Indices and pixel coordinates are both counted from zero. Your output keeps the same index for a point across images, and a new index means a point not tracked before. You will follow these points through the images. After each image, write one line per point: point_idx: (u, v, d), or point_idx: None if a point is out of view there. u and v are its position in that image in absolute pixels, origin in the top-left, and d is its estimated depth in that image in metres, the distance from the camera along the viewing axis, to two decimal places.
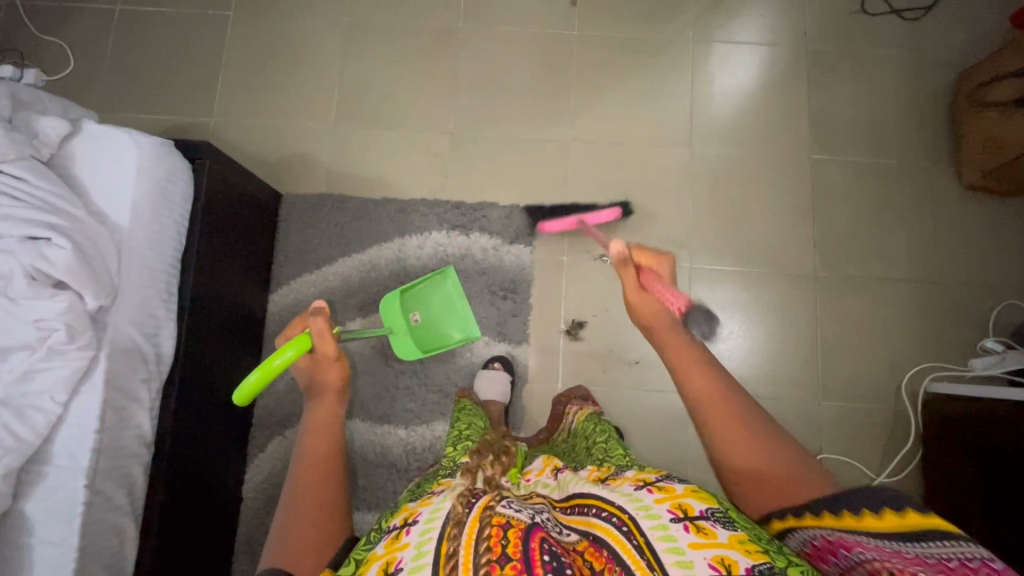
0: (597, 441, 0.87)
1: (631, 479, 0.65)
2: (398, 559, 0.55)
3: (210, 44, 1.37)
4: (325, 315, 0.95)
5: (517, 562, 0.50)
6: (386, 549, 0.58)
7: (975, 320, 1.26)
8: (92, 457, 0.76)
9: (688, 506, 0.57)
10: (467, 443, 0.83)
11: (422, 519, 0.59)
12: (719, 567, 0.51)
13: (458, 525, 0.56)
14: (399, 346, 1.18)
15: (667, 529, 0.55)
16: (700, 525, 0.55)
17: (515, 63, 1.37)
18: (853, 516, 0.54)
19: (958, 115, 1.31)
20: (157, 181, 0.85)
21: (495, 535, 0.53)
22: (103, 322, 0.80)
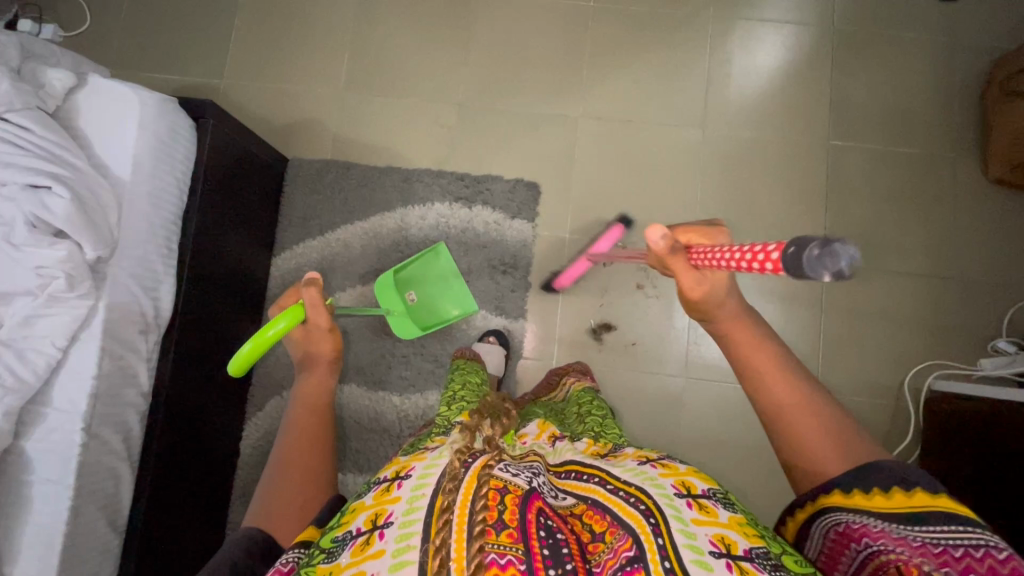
0: (593, 412, 0.87)
1: (633, 456, 0.66)
2: (389, 513, 0.54)
3: (223, 4, 1.37)
4: (319, 286, 0.94)
5: (513, 531, 0.49)
6: (375, 500, 0.57)
7: (988, 320, 1.22)
8: (89, 402, 0.79)
9: (691, 484, 0.58)
10: (463, 405, 0.82)
11: (415, 475, 0.57)
12: (718, 544, 0.51)
13: (455, 480, 0.54)
14: (399, 326, 1.20)
15: (672, 499, 0.55)
16: (702, 504, 0.56)
17: (528, 33, 1.34)
18: (864, 494, 0.55)
19: (989, 104, 1.24)
20: (158, 138, 0.86)
21: (491, 498, 0.52)
22: (103, 273, 0.82)
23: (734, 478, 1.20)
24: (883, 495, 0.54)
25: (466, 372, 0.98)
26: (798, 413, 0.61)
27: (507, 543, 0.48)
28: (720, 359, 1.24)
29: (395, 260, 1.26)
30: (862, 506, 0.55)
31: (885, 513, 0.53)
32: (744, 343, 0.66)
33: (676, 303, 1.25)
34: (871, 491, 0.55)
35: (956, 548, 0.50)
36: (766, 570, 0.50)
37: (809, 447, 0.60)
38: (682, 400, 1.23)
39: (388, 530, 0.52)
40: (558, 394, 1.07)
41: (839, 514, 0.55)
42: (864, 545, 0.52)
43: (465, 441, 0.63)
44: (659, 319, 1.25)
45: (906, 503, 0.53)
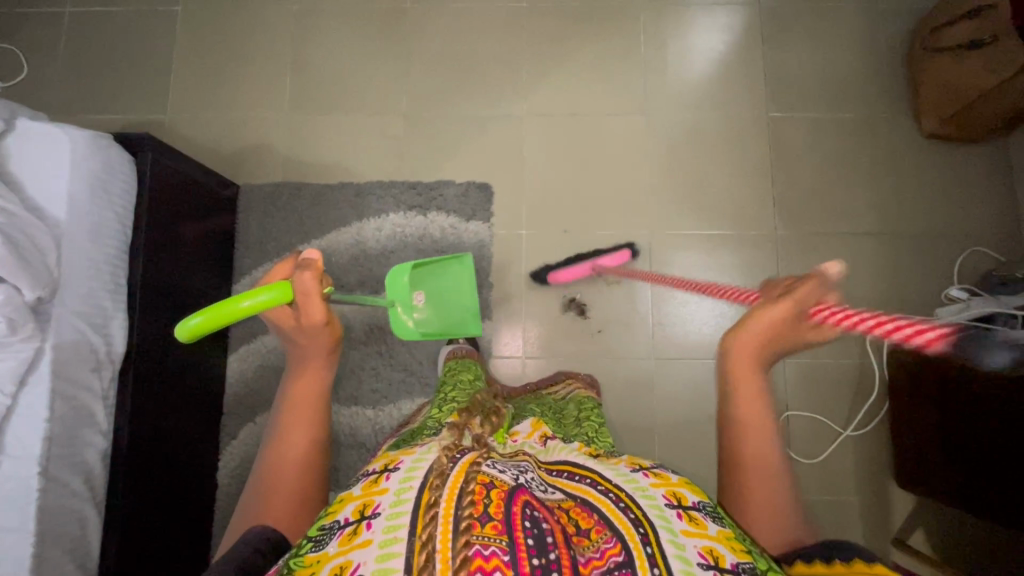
0: (587, 419, 0.83)
1: (625, 461, 0.63)
2: (376, 504, 0.51)
3: (161, 40, 1.37)
4: (316, 272, 0.73)
5: (498, 523, 0.47)
6: (364, 490, 0.54)
7: (940, 270, 1.25)
8: (43, 444, 0.78)
9: (682, 496, 0.56)
10: (453, 406, 0.79)
11: (403, 466, 0.55)
12: (707, 556, 0.49)
13: (442, 476, 0.52)
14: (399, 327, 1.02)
15: (662, 510, 0.53)
16: (692, 516, 0.53)
17: (466, 38, 1.36)
18: (824, 563, 0.51)
19: (914, 63, 1.28)
20: (93, 174, 0.86)
21: (477, 492, 0.50)
22: (46, 313, 0.81)
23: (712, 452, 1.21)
24: (842, 565, 0.50)
25: (460, 371, 0.97)
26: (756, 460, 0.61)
27: (492, 535, 0.46)
28: (687, 337, 1.25)
29: (357, 274, 1.26)
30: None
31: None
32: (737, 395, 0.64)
33: (637, 287, 1.27)
34: (831, 561, 0.51)
35: None
36: None
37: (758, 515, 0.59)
38: (653, 382, 1.24)
39: (375, 522, 0.49)
40: (559, 391, 1.06)
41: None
42: None
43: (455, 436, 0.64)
44: (622, 303, 1.26)
45: (865, 575, 0.48)
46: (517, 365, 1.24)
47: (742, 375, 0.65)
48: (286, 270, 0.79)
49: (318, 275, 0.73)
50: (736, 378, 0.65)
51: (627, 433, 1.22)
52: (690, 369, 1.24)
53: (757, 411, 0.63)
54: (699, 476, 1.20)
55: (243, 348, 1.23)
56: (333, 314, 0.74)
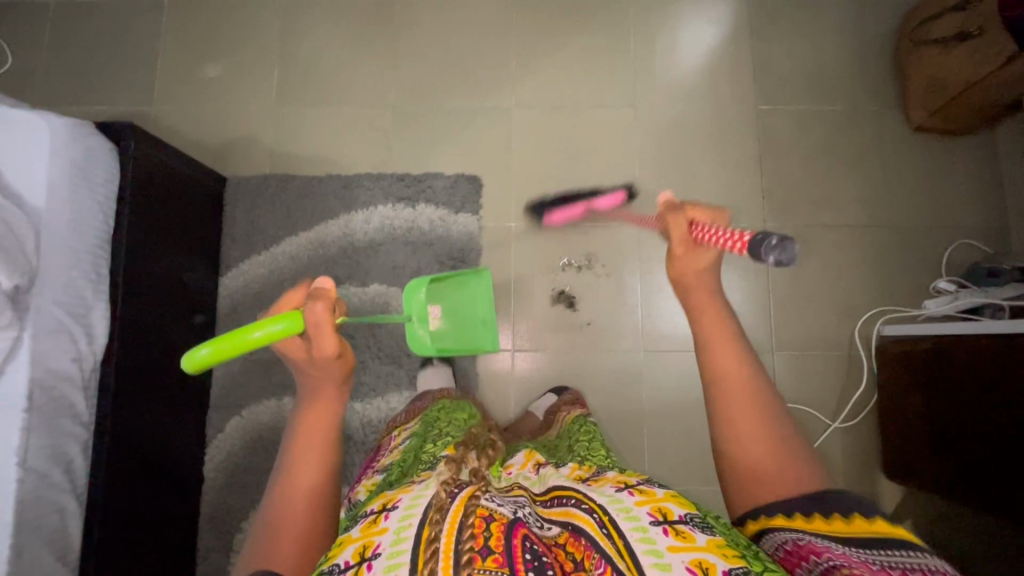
0: (580, 440, 0.83)
1: (612, 480, 0.60)
2: (376, 544, 0.50)
3: (146, 32, 1.36)
4: (328, 302, 0.71)
5: (498, 556, 0.47)
6: (363, 532, 0.53)
7: (928, 263, 1.25)
8: (22, 435, 0.77)
9: (668, 510, 0.53)
10: (447, 440, 0.76)
11: (402, 504, 0.54)
12: (695, 569, 0.47)
13: (441, 510, 0.51)
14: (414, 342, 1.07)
15: (646, 529, 0.50)
16: (678, 529, 0.51)
17: (454, 29, 1.36)
18: (824, 518, 0.52)
19: (902, 56, 1.28)
20: (74, 162, 0.85)
21: (476, 526, 0.49)
22: (24, 303, 0.80)
23: (701, 444, 1.21)
24: (842, 519, 0.51)
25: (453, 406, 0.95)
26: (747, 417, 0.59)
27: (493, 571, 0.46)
28: (676, 330, 1.25)
29: (344, 267, 1.25)
30: (823, 530, 0.51)
31: (845, 538, 0.50)
32: (703, 321, 0.65)
33: (626, 280, 1.26)
34: (831, 515, 0.52)
35: (914, 571, 0.45)
36: None
37: (750, 449, 0.58)
38: (642, 375, 1.24)
39: (375, 563, 0.48)
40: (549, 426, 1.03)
41: (796, 532, 0.52)
42: (825, 560, 0.48)
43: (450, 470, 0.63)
44: (611, 297, 1.26)
45: (866, 528, 0.50)
46: (506, 357, 1.24)
47: (709, 320, 0.65)
48: (299, 298, 0.77)
49: (330, 305, 0.72)
50: (700, 309, 0.65)
51: (616, 425, 1.22)
52: (679, 362, 1.24)
53: (738, 359, 0.62)
54: (688, 468, 1.20)
55: None
56: (345, 345, 0.73)
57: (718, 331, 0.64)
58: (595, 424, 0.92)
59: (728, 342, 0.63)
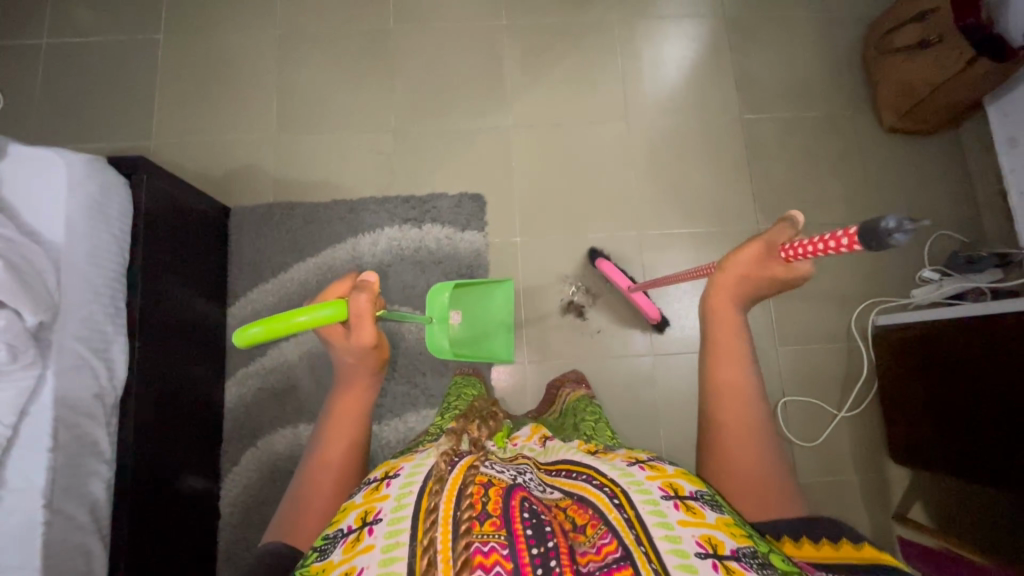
0: (585, 419, 0.79)
1: (623, 455, 0.58)
2: (378, 509, 0.50)
3: (143, 68, 1.37)
4: (372, 294, 0.74)
5: (496, 519, 0.46)
6: (364, 498, 0.53)
7: (913, 255, 1.32)
8: (47, 475, 0.75)
9: (678, 486, 0.51)
10: (455, 412, 0.81)
11: (403, 473, 0.54)
12: (705, 546, 0.45)
13: (441, 481, 0.51)
14: (433, 342, 1.07)
15: (657, 504, 0.48)
16: (688, 505, 0.49)
17: (450, 55, 1.40)
18: (814, 544, 0.54)
19: (870, 65, 1.37)
20: (90, 197, 0.85)
21: (475, 492, 0.49)
22: (47, 339, 0.79)
23: None
24: (831, 546, 0.54)
25: (462, 387, 0.96)
26: (740, 442, 0.62)
27: (491, 531, 0.45)
28: (682, 333, 1.29)
29: None
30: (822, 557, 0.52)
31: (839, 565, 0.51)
32: (717, 328, 0.68)
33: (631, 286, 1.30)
34: (819, 540, 0.54)
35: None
36: (754, 570, 0.44)
37: (736, 463, 0.61)
38: (654, 378, 1.27)
39: (376, 527, 0.48)
40: (555, 406, 1.00)
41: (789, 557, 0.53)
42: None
43: (456, 436, 0.63)
44: (618, 305, 1.29)
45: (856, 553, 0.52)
46: (520, 370, 1.26)
47: (722, 310, 0.69)
48: (345, 288, 0.81)
49: (373, 297, 0.75)
50: (717, 317, 0.69)
51: (634, 430, 1.24)
52: (689, 363, 1.27)
53: (740, 375, 0.65)
54: None
55: (240, 372, 1.21)
56: (380, 337, 0.76)
57: (732, 346, 0.67)
58: (600, 404, 0.88)
59: (739, 356, 0.66)
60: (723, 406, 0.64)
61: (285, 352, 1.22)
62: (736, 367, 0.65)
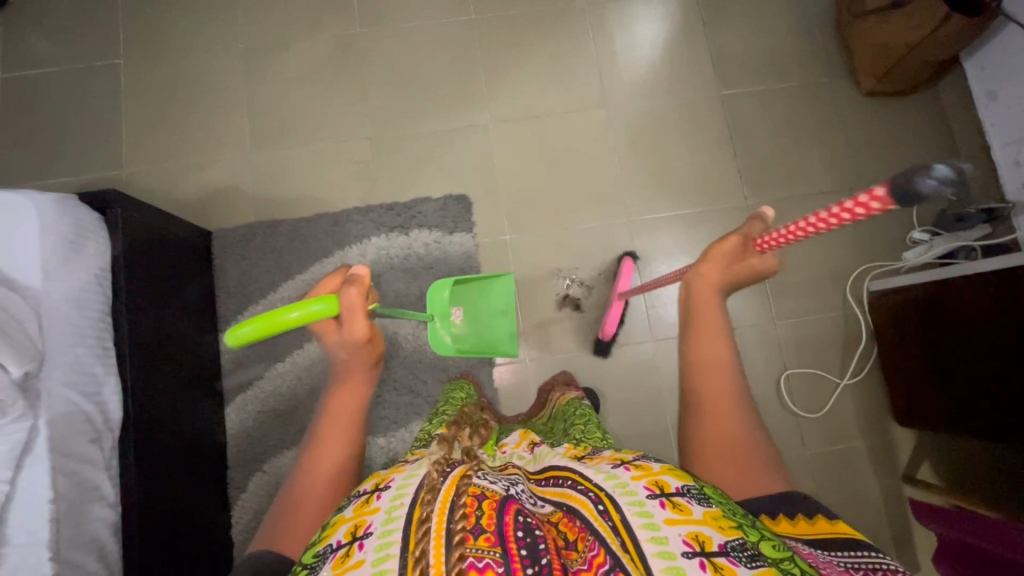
0: (575, 423, 0.77)
1: (608, 458, 0.56)
2: (368, 523, 0.48)
3: (105, 95, 1.33)
4: (363, 288, 0.74)
5: (490, 535, 0.44)
6: (354, 511, 0.51)
7: (901, 216, 1.33)
8: (51, 528, 0.73)
9: (665, 483, 0.49)
10: (444, 417, 0.78)
11: (394, 485, 0.52)
12: (693, 544, 0.44)
13: (432, 491, 0.48)
14: (436, 341, 1.13)
15: (643, 505, 0.46)
16: (675, 503, 0.47)
17: (422, 55, 1.37)
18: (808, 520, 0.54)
19: (843, 29, 1.36)
20: (64, 238, 0.82)
21: (468, 505, 0.46)
22: (35, 389, 0.77)
23: None
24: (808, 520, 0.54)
25: (452, 391, 0.94)
26: (718, 397, 0.64)
27: (485, 547, 0.42)
28: None
29: None
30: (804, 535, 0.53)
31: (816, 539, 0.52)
32: (698, 315, 0.71)
33: None
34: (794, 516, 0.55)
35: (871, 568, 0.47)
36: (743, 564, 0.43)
37: (716, 425, 0.62)
38: (656, 363, 1.26)
39: (367, 541, 0.46)
40: (545, 411, 0.99)
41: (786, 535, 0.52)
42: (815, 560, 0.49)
43: (446, 443, 0.62)
44: (613, 293, 1.28)
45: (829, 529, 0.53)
46: (522, 368, 1.25)
47: (704, 299, 0.72)
48: (337, 283, 0.80)
49: (363, 291, 0.74)
50: (700, 302, 0.72)
51: (640, 418, 1.24)
52: None
53: (720, 349, 0.67)
54: None
55: (239, 398, 1.20)
56: (374, 331, 0.76)
57: (713, 334, 0.68)
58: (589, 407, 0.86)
59: (719, 343, 0.68)
60: (703, 384, 0.65)
61: (283, 372, 1.21)
62: (715, 340, 0.68)
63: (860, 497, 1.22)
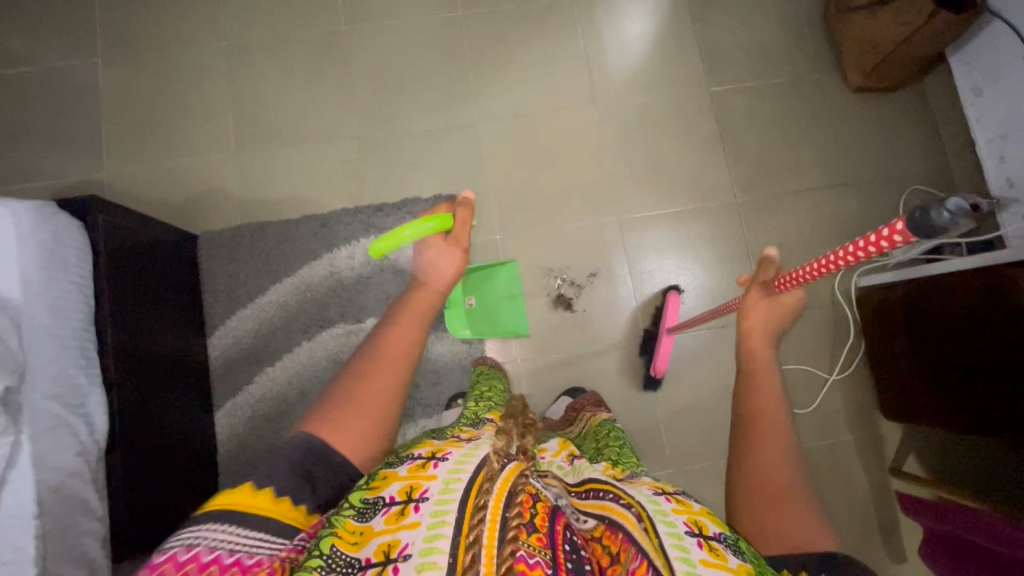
0: (609, 443, 0.77)
1: (648, 483, 0.57)
2: (424, 488, 0.49)
3: (82, 95, 1.29)
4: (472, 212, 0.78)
5: (543, 535, 0.46)
6: (409, 473, 0.52)
7: (889, 213, 1.34)
8: (37, 544, 0.72)
9: (704, 524, 0.50)
10: (492, 404, 0.78)
11: (453, 457, 0.53)
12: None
13: (493, 478, 0.50)
14: (454, 321, 1.23)
15: (682, 538, 0.47)
16: (712, 545, 0.48)
17: (408, 52, 1.35)
18: None
19: (831, 25, 1.36)
20: (43, 246, 0.80)
21: (525, 500, 0.48)
22: (16, 403, 0.75)
23: (714, 418, 1.25)
24: None
25: (491, 378, 0.95)
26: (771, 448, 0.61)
27: (537, 545, 0.45)
28: None
29: (336, 307, 1.23)
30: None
31: None
32: (755, 367, 0.69)
33: (616, 271, 1.29)
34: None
35: None
36: None
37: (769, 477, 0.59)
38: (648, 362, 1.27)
39: (422, 505, 0.47)
40: (575, 427, 0.97)
41: None
42: None
43: (507, 433, 0.62)
44: (606, 291, 1.29)
45: None
46: (514, 368, 1.25)
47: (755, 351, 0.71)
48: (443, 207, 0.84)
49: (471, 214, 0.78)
50: (750, 355, 0.71)
51: (632, 416, 1.24)
52: (680, 343, 1.27)
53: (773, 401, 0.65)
54: (706, 444, 1.23)
55: (229, 403, 1.18)
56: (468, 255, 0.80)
57: (764, 384, 0.67)
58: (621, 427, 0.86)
59: (770, 393, 0.65)
60: (758, 425, 0.62)
61: (273, 377, 1.19)
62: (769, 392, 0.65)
63: (848, 490, 1.24)
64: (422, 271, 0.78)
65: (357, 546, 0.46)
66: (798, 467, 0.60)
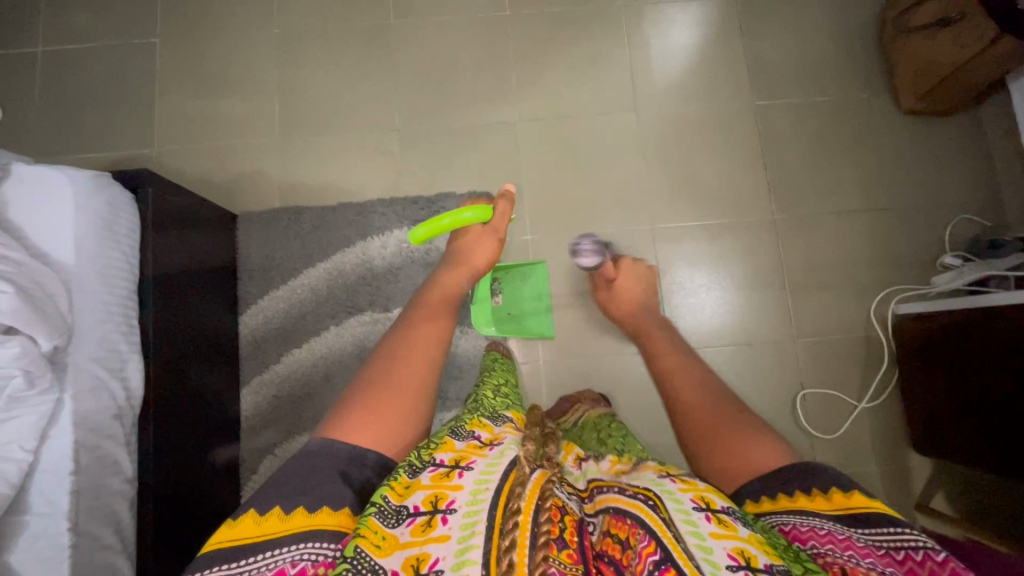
0: (609, 433, 0.75)
1: (654, 469, 0.59)
2: (450, 499, 0.50)
3: (139, 72, 1.34)
4: (511, 205, 0.79)
5: (573, 552, 0.47)
6: (433, 481, 0.52)
7: (933, 240, 1.30)
8: (71, 499, 0.75)
9: (711, 500, 0.51)
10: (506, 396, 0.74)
11: (478, 467, 0.53)
12: (738, 559, 0.45)
13: (522, 483, 0.51)
14: (476, 315, 1.21)
15: (690, 514, 0.48)
16: (721, 518, 0.48)
17: (454, 49, 1.37)
18: (807, 497, 0.60)
19: (886, 44, 1.32)
20: (97, 215, 0.84)
21: (553, 513, 0.49)
22: (62, 362, 0.78)
23: None
24: (824, 497, 0.59)
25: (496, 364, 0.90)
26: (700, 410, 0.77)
27: (569, 563, 0.45)
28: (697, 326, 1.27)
29: (366, 295, 1.24)
30: (814, 507, 0.59)
31: (832, 515, 0.57)
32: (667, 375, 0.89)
33: None
34: (811, 492, 0.60)
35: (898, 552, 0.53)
36: None
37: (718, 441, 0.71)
38: None
39: (450, 517, 0.48)
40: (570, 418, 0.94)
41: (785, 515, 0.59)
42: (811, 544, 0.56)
43: (533, 440, 0.60)
44: None
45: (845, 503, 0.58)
46: (534, 368, 1.25)
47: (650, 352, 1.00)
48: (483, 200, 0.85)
49: (511, 209, 0.79)
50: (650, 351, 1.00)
51: (651, 426, 1.23)
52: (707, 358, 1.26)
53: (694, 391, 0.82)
54: None
55: (255, 380, 1.21)
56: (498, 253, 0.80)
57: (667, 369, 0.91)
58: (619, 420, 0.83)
59: (676, 372, 0.88)
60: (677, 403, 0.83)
61: (299, 358, 1.22)
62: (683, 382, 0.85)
63: None
64: (456, 255, 0.78)
65: (382, 551, 0.46)
66: (747, 428, 0.71)
